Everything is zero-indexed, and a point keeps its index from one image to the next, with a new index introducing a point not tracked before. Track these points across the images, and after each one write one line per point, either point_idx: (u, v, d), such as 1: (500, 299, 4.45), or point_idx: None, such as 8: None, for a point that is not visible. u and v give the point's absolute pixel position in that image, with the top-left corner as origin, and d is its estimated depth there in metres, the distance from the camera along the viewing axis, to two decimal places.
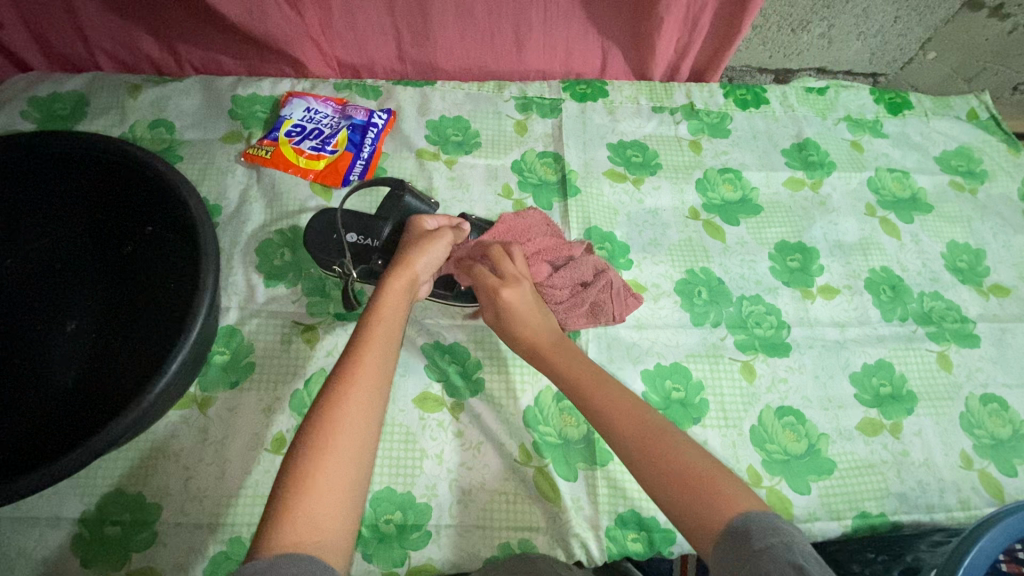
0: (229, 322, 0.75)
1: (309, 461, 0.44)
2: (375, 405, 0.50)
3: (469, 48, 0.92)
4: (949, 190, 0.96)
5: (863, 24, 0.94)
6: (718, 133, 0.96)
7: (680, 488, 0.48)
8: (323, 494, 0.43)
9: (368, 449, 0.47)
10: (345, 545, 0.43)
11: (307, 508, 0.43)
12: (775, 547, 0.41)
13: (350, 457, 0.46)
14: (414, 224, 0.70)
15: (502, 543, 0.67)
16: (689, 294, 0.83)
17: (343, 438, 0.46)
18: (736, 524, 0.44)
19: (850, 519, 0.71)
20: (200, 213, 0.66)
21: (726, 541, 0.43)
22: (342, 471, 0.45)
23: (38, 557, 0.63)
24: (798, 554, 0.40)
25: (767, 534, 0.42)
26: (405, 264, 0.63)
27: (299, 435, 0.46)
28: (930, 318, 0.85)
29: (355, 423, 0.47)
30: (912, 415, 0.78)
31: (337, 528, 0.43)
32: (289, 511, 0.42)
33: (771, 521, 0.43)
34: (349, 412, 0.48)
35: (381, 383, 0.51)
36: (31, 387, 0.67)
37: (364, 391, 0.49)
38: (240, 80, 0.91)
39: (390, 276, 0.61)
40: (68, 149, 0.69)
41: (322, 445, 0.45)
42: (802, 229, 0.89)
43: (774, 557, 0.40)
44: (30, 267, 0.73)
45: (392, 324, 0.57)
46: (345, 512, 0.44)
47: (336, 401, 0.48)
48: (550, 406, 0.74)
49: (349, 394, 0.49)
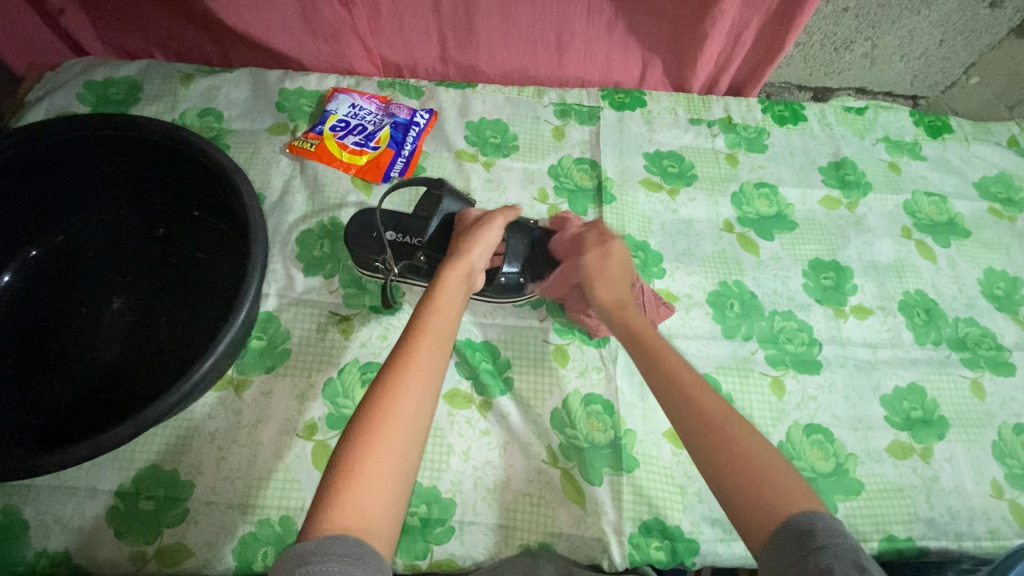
0: (268, 309, 0.77)
1: (365, 440, 0.46)
2: (427, 394, 0.50)
3: (511, 53, 0.94)
4: (987, 216, 0.95)
5: (907, 46, 0.94)
6: (755, 148, 0.96)
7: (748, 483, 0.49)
8: (376, 474, 0.45)
9: (420, 434, 0.48)
10: (394, 524, 0.44)
11: (361, 486, 0.44)
12: (837, 546, 0.42)
13: (403, 441, 0.47)
14: (464, 222, 0.71)
15: (525, 543, 0.68)
16: (721, 306, 0.83)
17: (398, 422, 0.48)
18: (798, 523, 0.45)
19: (876, 542, 0.71)
20: (251, 200, 0.68)
21: (784, 536, 0.45)
22: (395, 453, 0.46)
23: (75, 526, 0.64)
24: (859, 556, 0.41)
25: (831, 535, 0.43)
26: (461, 261, 0.64)
27: (354, 418, 0.48)
28: (965, 344, 0.84)
29: (408, 411, 0.48)
30: (943, 441, 0.77)
31: (388, 508, 0.44)
32: (340, 494, 0.43)
33: (834, 524, 0.45)
34: (405, 396, 0.49)
35: (436, 371, 0.52)
36: (77, 361, 0.69)
37: (418, 378, 0.51)
38: (287, 74, 0.93)
39: (447, 269, 0.63)
40: (122, 132, 0.71)
41: (374, 431, 0.46)
42: (837, 247, 0.89)
43: (835, 555, 0.42)
44: (83, 246, 0.76)
45: (448, 315, 0.58)
46: (396, 493, 0.45)
47: (393, 386, 0.49)
48: (578, 409, 0.74)
49: (405, 379, 0.50)
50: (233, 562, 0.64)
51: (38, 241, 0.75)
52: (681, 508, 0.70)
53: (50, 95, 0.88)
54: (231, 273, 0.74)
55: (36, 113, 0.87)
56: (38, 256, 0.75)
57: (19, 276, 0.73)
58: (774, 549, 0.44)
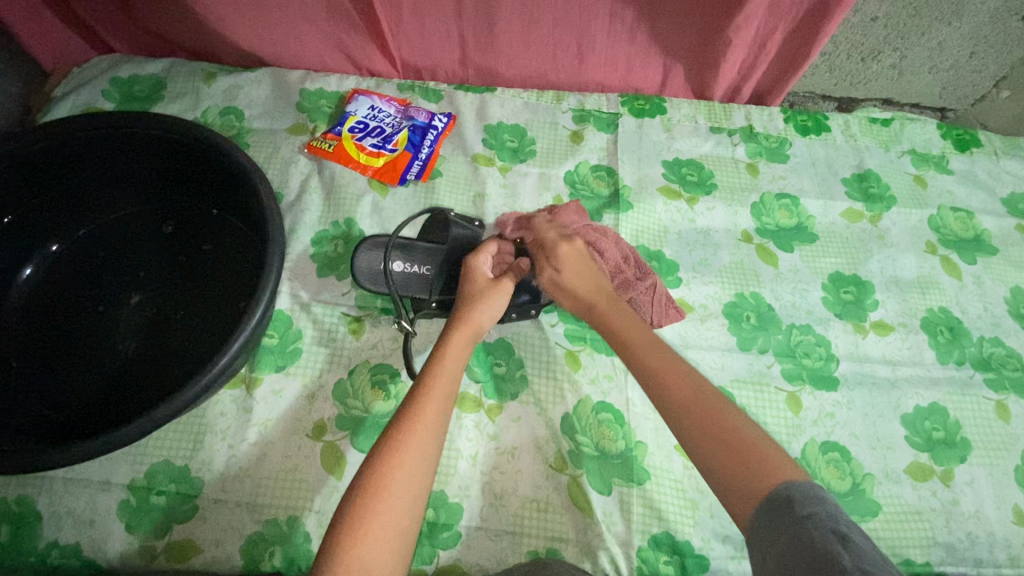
0: (281, 308, 0.77)
1: (367, 504, 0.46)
2: (432, 449, 0.50)
3: (532, 58, 0.93)
4: (1015, 233, 0.92)
5: (936, 57, 0.92)
6: (777, 158, 0.94)
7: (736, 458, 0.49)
8: (376, 540, 0.44)
9: (420, 498, 0.48)
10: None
11: (361, 550, 0.43)
12: (819, 514, 0.43)
13: (404, 504, 0.47)
14: (472, 269, 0.69)
15: (532, 551, 0.67)
16: (738, 318, 0.81)
17: (399, 485, 0.47)
18: (781, 492, 0.45)
19: (892, 565, 0.69)
20: (269, 199, 0.68)
21: (769, 509, 0.45)
22: (395, 518, 0.46)
23: (86, 518, 0.65)
24: (841, 523, 0.43)
25: (810, 502, 0.44)
26: (468, 314, 0.64)
27: (359, 473, 0.48)
28: (989, 364, 0.81)
29: (413, 466, 0.48)
30: (964, 464, 0.75)
31: (390, 569, 0.44)
32: (343, 551, 0.43)
33: (817, 490, 0.45)
34: (406, 459, 0.49)
35: (438, 432, 0.52)
36: (93, 357, 0.70)
37: (421, 439, 0.50)
38: (308, 75, 0.94)
39: (456, 322, 0.63)
40: (144, 130, 0.72)
41: (379, 485, 0.47)
42: (858, 261, 0.87)
43: (818, 525, 0.42)
44: (104, 241, 0.77)
45: (452, 371, 0.57)
46: (396, 560, 0.45)
47: (396, 443, 0.49)
48: (588, 416, 0.73)
49: (408, 439, 0.50)
50: (241, 560, 0.64)
51: (58, 236, 0.76)
52: (691, 523, 0.69)
53: (76, 91, 0.90)
54: (248, 272, 0.75)
55: (62, 107, 0.89)
56: (59, 251, 0.76)
57: (41, 268, 0.75)
58: (761, 521, 0.45)
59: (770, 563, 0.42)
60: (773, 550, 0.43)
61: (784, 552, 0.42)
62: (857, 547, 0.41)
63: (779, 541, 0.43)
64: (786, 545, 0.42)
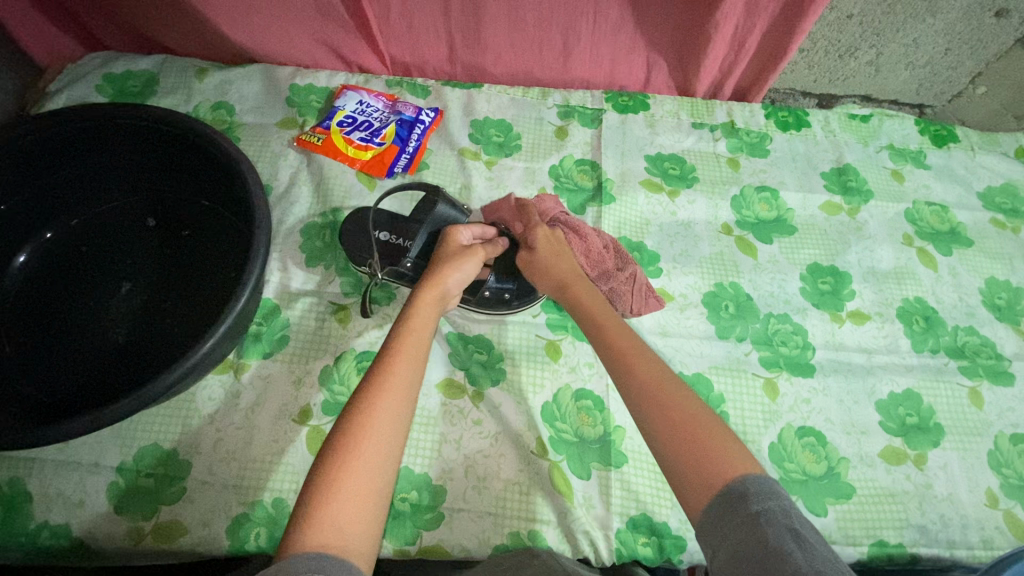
0: (269, 296, 0.79)
1: (338, 466, 0.46)
2: (401, 413, 0.52)
3: (517, 55, 0.96)
4: (990, 226, 0.94)
5: (912, 54, 0.94)
6: (757, 153, 0.96)
7: (677, 430, 0.51)
8: (348, 500, 0.45)
9: (392, 458, 0.49)
10: (371, 547, 0.45)
11: (335, 510, 0.44)
12: (771, 511, 0.43)
13: (375, 465, 0.48)
14: (449, 236, 0.72)
15: (513, 532, 0.68)
16: (717, 307, 0.83)
17: (371, 447, 0.48)
18: (736, 486, 0.46)
19: (866, 547, 0.70)
20: (257, 188, 0.70)
21: (720, 502, 0.45)
22: (367, 478, 0.47)
23: (76, 500, 0.66)
24: (793, 519, 0.43)
25: (764, 499, 0.44)
26: (434, 280, 0.65)
27: (329, 440, 0.49)
28: (963, 352, 0.83)
29: (383, 429, 0.50)
30: (938, 448, 0.76)
31: (364, 526, 0.45)
32: (314, 513, 0.44)
33: (769, 484, 0.46)
34: (377, 423, 0.50)
35: (407, 396, 0.53)
36: (84, 342, 0.72)
37: (390, 403, 0.51)
38: (298, 71, 0.96)
39: (423, 289, 0.64)
40: (135, 121, 0.74)
41: (350, 450, 0.48)
42: (836, 252, 0.89)
43: (771, 521, 0.43)
44: (95, 230, 0.78)
45: (421, 337, 0.59)
46: (369, 518, 0.46)
47: (365, 409, 0.50)
48: (569, 403, 0.75)
49: (376, 406, 0.51)
50: (227, 541, 0.65)
51: (53, 224, 0.78)
52: (669, 505, 0.71)
53: (70, 86, 0.92)
54: (236, 261, 0.76)
55: (56, 102, 0.91)
56: (53, 239, 0.78)
57: (34, 256, 0.76)
58: (714, 516, 0.45)
59: (720, 559, 0.43)
60: (725, 547, 0.43)
61: (735, 548, 0.42)
62: (808, 543, 0.41)
63: (732, 538, 0.43)
64: (738, 542, 0.42)
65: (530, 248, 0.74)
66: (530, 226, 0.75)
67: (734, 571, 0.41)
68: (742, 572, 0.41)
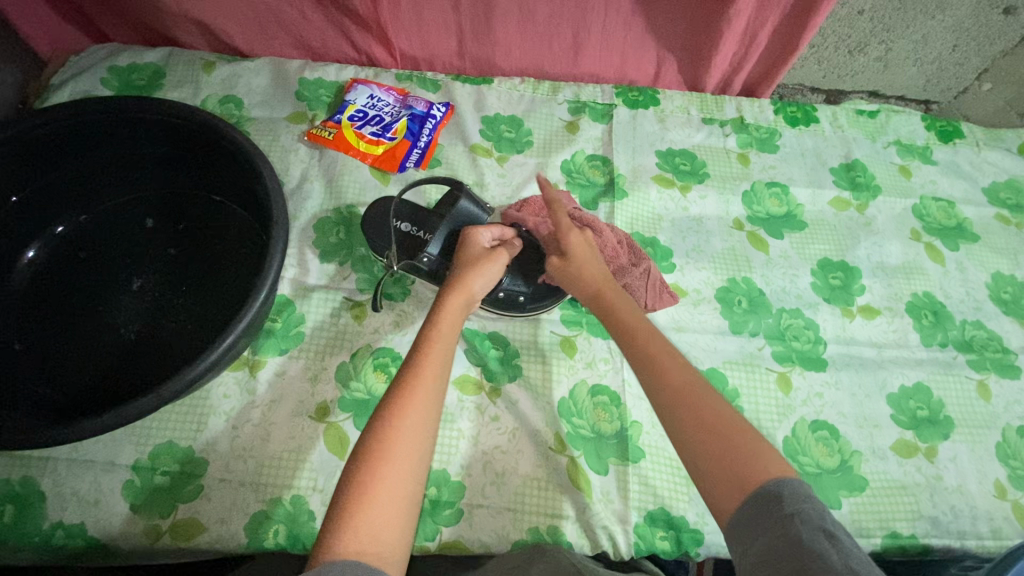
0: (282, 292, 0.78)
1: (371, 472, 0.46)
2: (429, 417, 0.52)
3: (528, 48, 0.95)
4: (995, 222, 0.95)
5: (920, 50, 0.95)
6: (767, 148, 0.97)
7: (709, 438, 0.50)
8: (381, 505, 0.45)
9: (422, 463, 0.49)
10: (402, 552, 0.45)
11: (368, 516, 0.44)
12: (805, 512, 0.43)
13: (407, 470, 0.48)
14: (471, 238, 0.71)
15: (533, 528, 0.68)
16: (729, 302, 0.84)
17: (403, 450, 0.48)
18: (768, 489, 0.46)
19: (879, 538, 0.71)
20: (273, 183, 0.69)
21: (753, 502, 0.46)
22: (399, 483, 0.47)
23: (91, 498, 0.66)
24: (827, 520, 0.43)
25: (797, 501, 0.45)
26: (460, 283, 0.65)
27: (360, 444, 0.49)
28: (971, 346, 0.84)
29: (413, 433, 0.50)
30: (948, 441, 0.78)
31: (396, 530, 0.45)
32: (347, 518, 0.44)
33: (803, 489, 0.46)
34: (407, 427, 0.50)
35: (435, 399, 0.53)
36: (96, 339, 0.71)
37: (420, 406, 0.51)
38: (307, 65, 0.95)
39: (447, 291, 0.64)
40: (146, 115, 0.73)
41: (381, 455, 0.47)
42: (846, 248, 0.90)
43: (803, 521, 0.43)
44: (105, 225, 0.77)
45: (447, 339, 0.59)
46: (402, 523, 0.46)
47: (394, 414, 0.50)
48: (585, 399, 0.75)
49: (406, 410, 0.51)
50: (245, 539, 0.65)
51: (62, 219, 0.77)
52: (686, 499, 0.71)
53: (74, 79, 0.90)
54: (250, 258, 0.75)
55: (61, 95, 0.89)
56: (63, 233, 0.77)
57: (44, 251, 0.75)
58: (748, 518, 0.45)
59: (750, 560, 0.43)
60: (756, 548, 0.43)
61: (766, 550, 0.43)
62: (843, 544, 0.41)
63: (761, 539, 0.43)
64: (771, 542, 0.43)
65: (562, 253, 0.69)
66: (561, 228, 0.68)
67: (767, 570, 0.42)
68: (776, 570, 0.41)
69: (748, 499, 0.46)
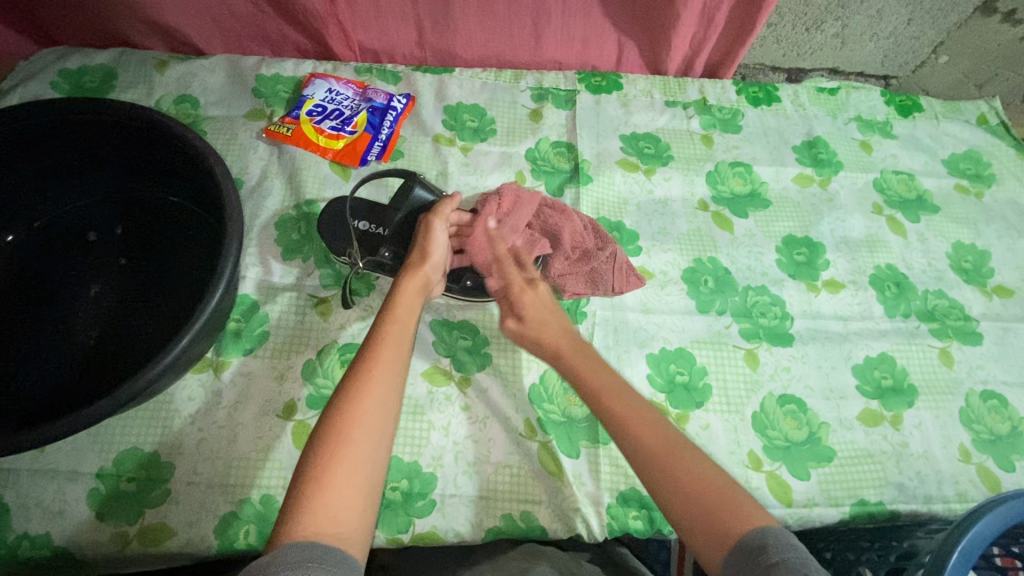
0: (246, 292, 0.77)
1: (329, 455, 0.46)
2: (390, 398, 0.52)
3: (488, 37, 0.94)
4: (954, 193, 0.97)
5: (877, 25, 0.96)
6: (730, 129, 0.97)
7: (688, 490, 0.51)
8: (342, 487, 0.45)
9: (383, 445, 0.49)
10: (366, 534, 0.45)
11: (327, 500, 0.44)
12: (790, 560, 0.43)
13: (367, 451, 0.47)
14: (429, 227, 0.70)
15: (506, 514, 0.69)
16: (696, 282, 0.84)
17: (362, 431, 0.48)
18: (751, 538, 0.46)
19: (847, 506, 0.73)
20: (226, 181, 0.68)
21: (734, 551, 0.46)
22: (360, 466, 0.47)
23: (55, 508, 0.65)
24: (811, 567, 0.43)
25: (782, 549, 0.44)
26: (416, 270, 0.66)
27: (318, 430, 0.48)
28: (933, 315, 0.86)
29: (373, 413, 0.50)
30: (912, 408, 0.79)
31: (358, 512, 0.45)
32: (306, 503, 0.44)
33: (787, 537, 0.46)
34: (366, 408, 0.50)
35: (395, 381, 0.53)
36: (54, 348, 0.70)
37: (379, 388, 0.51)
38: (264, 60, 0.93)
39: (404, 279, 0.65)
40: (91, 116, 0.70)
41: (340, 438, 0.47)
42: (809, 224, 0.91)
43: (789, 571, 0.43)
44: (59, 232, 0.76)
45: (405, 324, 0.59)
46: (364, 504, 0.46)
47: (353, 396, 0.50)
48: (555, 383, 0.75)
49: (365, 392, 0.51)
50: (216, 541, 0.64)
51: (12, 227, 0.75)
52: None
53: (23, 84, 0.88)
54: (209, 258, 0.74)
55: (10, 102, 0.87)
56: (15, 242, 0.75)
57: None
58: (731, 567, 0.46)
59: None
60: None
61: None
62: None
63: None
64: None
65: (517, 315, 0.69)
66: (515, 293, 0.71)
67: None
68: None
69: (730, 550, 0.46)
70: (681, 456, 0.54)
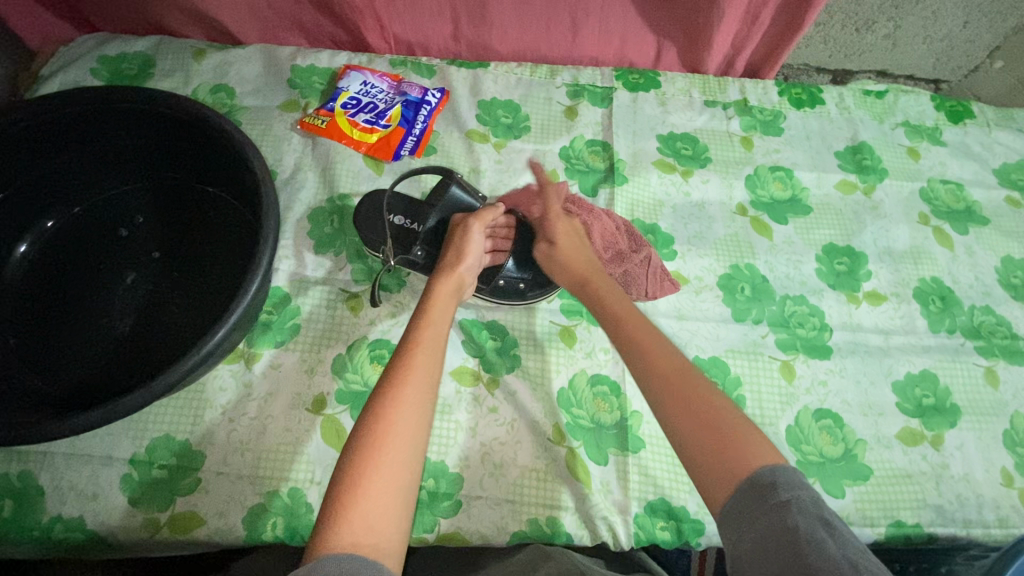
0: (278, 284, 0.77)
1: (365, 464, 0.46)
2: (426, 406, 0.51)
3: (525, 31, 0.92)
4: (1004, 205, 0.93)
5: (930, 27, 0.92)
6: (771, 131, 0.94)
7: (698, 424, 0.49)
8: (377, 497, 0.44)
9: (419, 454, 0.48)
10: (400, 545, 0.44)
11: (363, 510, 0.44)
12: (803, 500, 0.43)
13: (402, 461, 0.47)
14: (467, 233, 0.69)
15: (532, 519, 0.68)
16: (732, 289, 0.82)
17: (398, 440, 0.48)
18: (761, 475, 0.45)
19: (883, 527, 0.71)
20: (264, 174, 0.68)
21: (745, 490, 0.44)
22: (395, 477, 0.46)
23: (90, 492, 0.66)
24: (823, 509, 0.43)
25: (792, 487, 0.44)
26: (451, 271, 0.65)
27: (353, 436, 0.48)
28: (979, 332, 0.83)
29: (409, 422, 0.49)
30: (954, 429, 0.76)
31: (393, 522, 0.44)
32: (342, 513, 0.43)
33: (796, 475, 0.45)
34: (402, 417, 0.49)
35: (430, 388, 0.52)
36: (91, 334, 0.70)
37: (414, 395, 0.51)
38: (300, 51, 0.92)
39: (438, 281, 0.64)
40: (134, 105, 0.71)
41: (376, 447, 0.47)
42: (851, 233, 0.88)
43: (800, 510, 0.42)
44: (97, 219, 0.77)
45: (439, 328, 0.58)
46: (399, 513, 0.45)
47: (389, 403, 0.49)
48: (585, 389, 0.74)
49: (400, 399, 0.50)
50: (244, 531, 0.65)
51: (52, 213, 0.76)
52: (687, 489, 0.70)
53: (64, 70, 0.88)
54: (244, 250, 0.74)
55: (50, 87, 0.87)
56: (54, 228, 0.76)
57: (35, 247, 0.75)
58: (739, 505, 0.44)
59: (747, 546, 0.43)
60: (750, 537, 0.43)
61: (766, 537, 0.42)
62: (840, 534, 0.41)
63: (759, 529, 0.42)
64: (767, 531, 0.42)
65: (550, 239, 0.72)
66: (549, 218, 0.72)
67: (766, 558, 0.41)
68: (771, 560, 0.41)
69: (738, 489, 0.45)
70: (700, 390, 0.52)
